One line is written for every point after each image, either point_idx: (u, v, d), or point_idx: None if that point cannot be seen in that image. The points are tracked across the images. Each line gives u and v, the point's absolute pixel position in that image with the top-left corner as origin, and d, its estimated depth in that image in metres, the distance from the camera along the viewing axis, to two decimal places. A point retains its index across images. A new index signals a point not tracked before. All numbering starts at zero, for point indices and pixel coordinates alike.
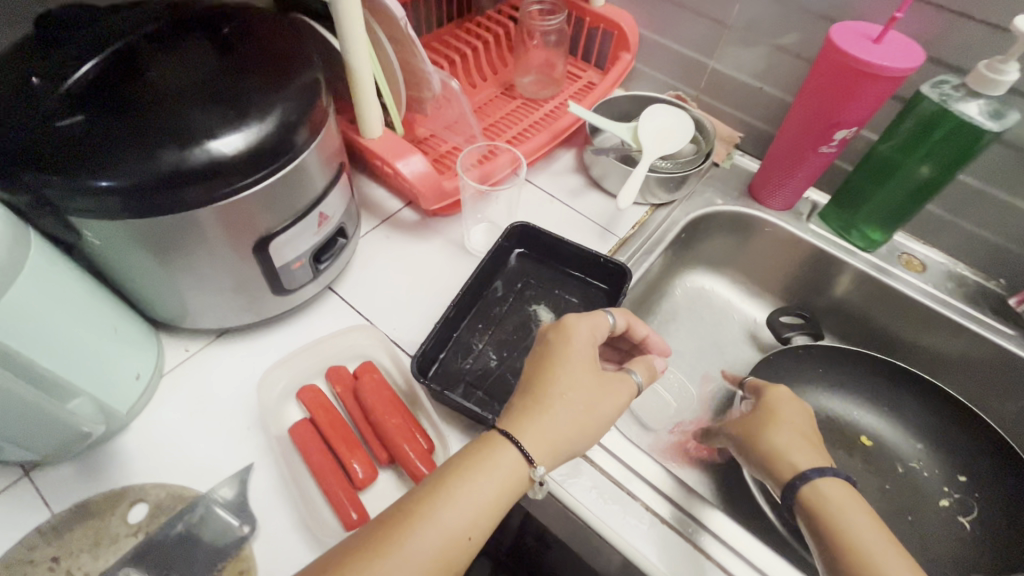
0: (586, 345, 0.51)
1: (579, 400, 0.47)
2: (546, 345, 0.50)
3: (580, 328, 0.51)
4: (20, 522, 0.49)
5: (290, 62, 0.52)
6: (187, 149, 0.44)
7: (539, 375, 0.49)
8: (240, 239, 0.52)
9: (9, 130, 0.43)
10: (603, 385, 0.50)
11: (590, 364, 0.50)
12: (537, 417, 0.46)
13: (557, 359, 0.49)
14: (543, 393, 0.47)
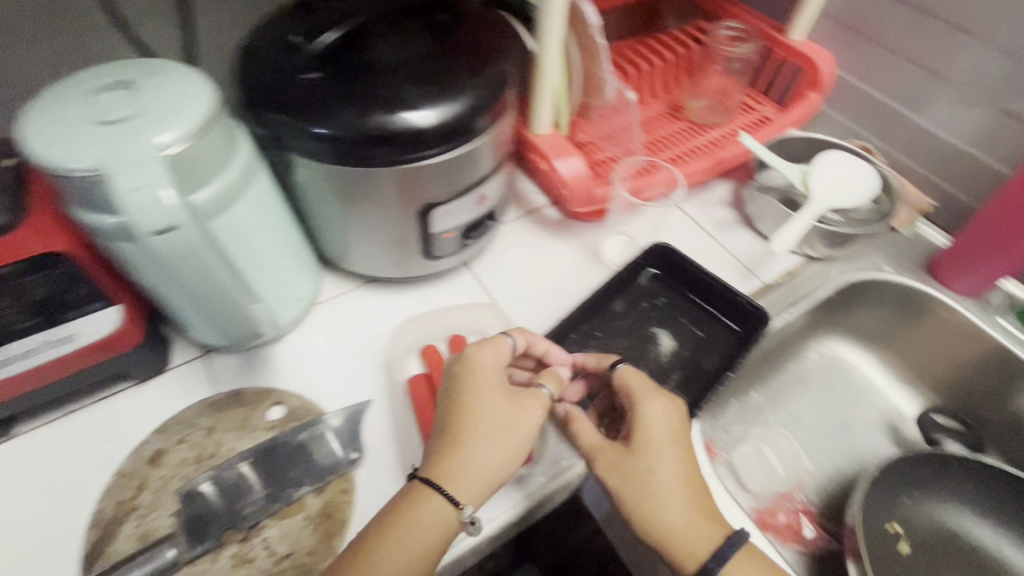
0: (490, 375, 0.53)
1: (483, 423, 0.50)
2: (451, 375, 0.53)
3: (482, 352, 0.54)
4: (193, 391, 0.60)
5: (490, 53, 0.57)
6: (387, 114, 0.50)
7: (449, 404, 0.52)
8: (410, 201, 0.58)
9: (267, 75, 0.52)
10: (523, 416, 0.51)
11: (498, 391, 0.52)
12: (460, 454, 0.49)
13: (470, 389, 0.52)
14: (458, 427, 0.50)
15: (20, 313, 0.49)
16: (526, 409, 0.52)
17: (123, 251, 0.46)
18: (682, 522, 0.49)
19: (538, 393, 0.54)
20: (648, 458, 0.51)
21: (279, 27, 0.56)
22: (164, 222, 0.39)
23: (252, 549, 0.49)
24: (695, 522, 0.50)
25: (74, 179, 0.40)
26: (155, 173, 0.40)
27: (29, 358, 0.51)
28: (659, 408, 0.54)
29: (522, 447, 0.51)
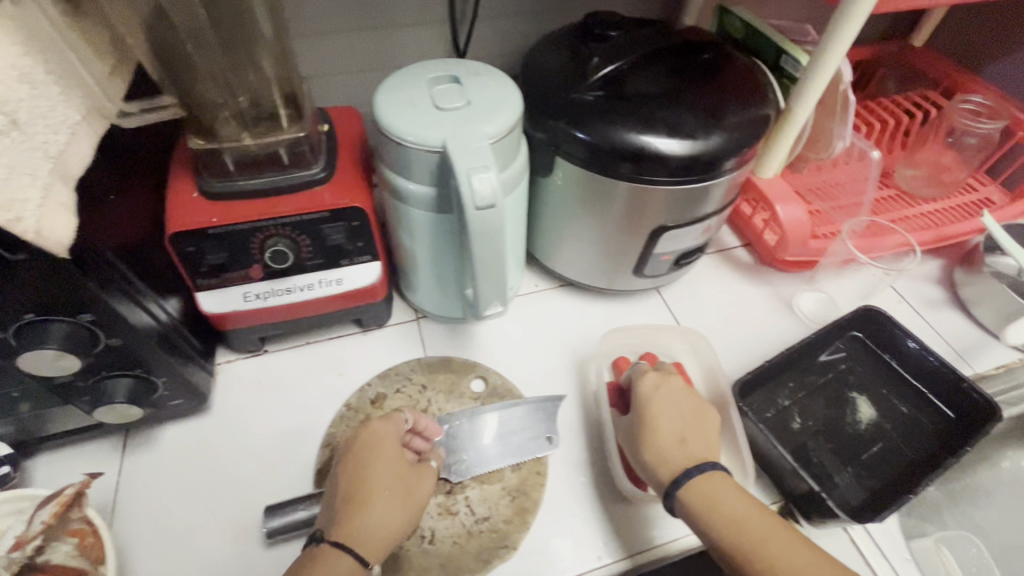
0: (393, 440, 0.52)
1: (387, 494, 0.48)
2: (355, 449, 0.51)
3: (382, 427, 0.52)
4: (409, 349, 0.67)
5: (752, 93, 0.59)
6: (662, 137, 0.54)
7: (355, 470, 0.49)
8: (639, 220, 0.61)
9: (554, 86, 0.58)
10: (406, 485, 0.49)
11: (399, 463, 0.50)
12: (356, 511, 0.46)
13: (369, 450, 0.50)
14: (357, 476, 0.49)
15: (313, 251, 0.57)
16: (416, 480, 0.50)
17: (412, 213, 0.54)
18: (727, 489, 0.46)
19: (426, 471, 0.51)
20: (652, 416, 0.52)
21: (560, 48, 0.63)
22: (486, 201, 0.44)
23: (456, 502, 0.54)
24: (690, 454, 0.49)
25: (405, 146, 0.48)
26: (485, 158, 0.45)
27: (306, 291, 0.59)
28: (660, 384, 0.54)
29: (406, 501, 0.48)
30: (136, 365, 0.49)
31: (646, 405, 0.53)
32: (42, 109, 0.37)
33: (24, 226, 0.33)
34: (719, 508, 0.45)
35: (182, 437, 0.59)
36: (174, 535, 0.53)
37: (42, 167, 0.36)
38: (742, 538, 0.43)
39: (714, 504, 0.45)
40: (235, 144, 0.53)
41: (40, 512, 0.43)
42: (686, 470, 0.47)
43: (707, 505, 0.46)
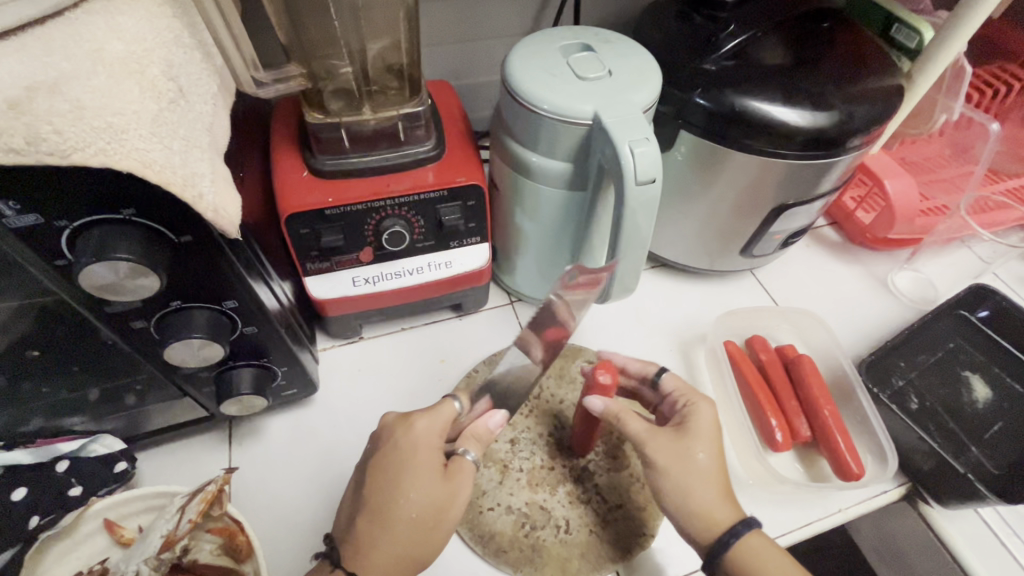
0: (427, 443, 0.45)
1: (413, 513, 0.43)
2: (380, 452, 0.45)
3: (414, 424, 0.45)
4: (507, 334, 0.64)
5: (880, 63, 0.56)
6: (804, 109, 0.51)
7: (378, 479, 0.44)
8: (754, 198, 0.58)
9: (680, 57, 0.55)
10: (443, 492, 0.44)
11: (433, 466, 0.44)
12: (368, 532, 0.42)
13: (395, 457, 0.44)
14: (375, 492, 0.43)
15: (426, 232, 0.54)
16: (451, 484, 0.44)
17: (536, 188, 0.52)
18: (760, 543, 0.44)
19: (465, 466, 0.45)
20: (663, 465, 0.46)
21: (665, 18, 0.60)
22: (647, 174, 0.42)
23: (585, 490, 0.52)
24: (722, 508, 0.45)
25: (540, 115, 0.45)
26: (642, 129, 0.43)
27: (416, 275, 0.56)
28: (680, 439, 0.47)
29: (436, 519, 0.43)
30: (259, 354, 0.46)
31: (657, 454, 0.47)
32: (197, 78, 0.34)
33: (205, 205, 0.30)
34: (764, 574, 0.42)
35: (288, 427, 0.56)
36: (297, 530, 0.50)
37: (208, 140, 0.33)
38: None
39: (744, 559, 0.43)
40: (353, 118, 0.50)
41: (186, 511, 0.41)
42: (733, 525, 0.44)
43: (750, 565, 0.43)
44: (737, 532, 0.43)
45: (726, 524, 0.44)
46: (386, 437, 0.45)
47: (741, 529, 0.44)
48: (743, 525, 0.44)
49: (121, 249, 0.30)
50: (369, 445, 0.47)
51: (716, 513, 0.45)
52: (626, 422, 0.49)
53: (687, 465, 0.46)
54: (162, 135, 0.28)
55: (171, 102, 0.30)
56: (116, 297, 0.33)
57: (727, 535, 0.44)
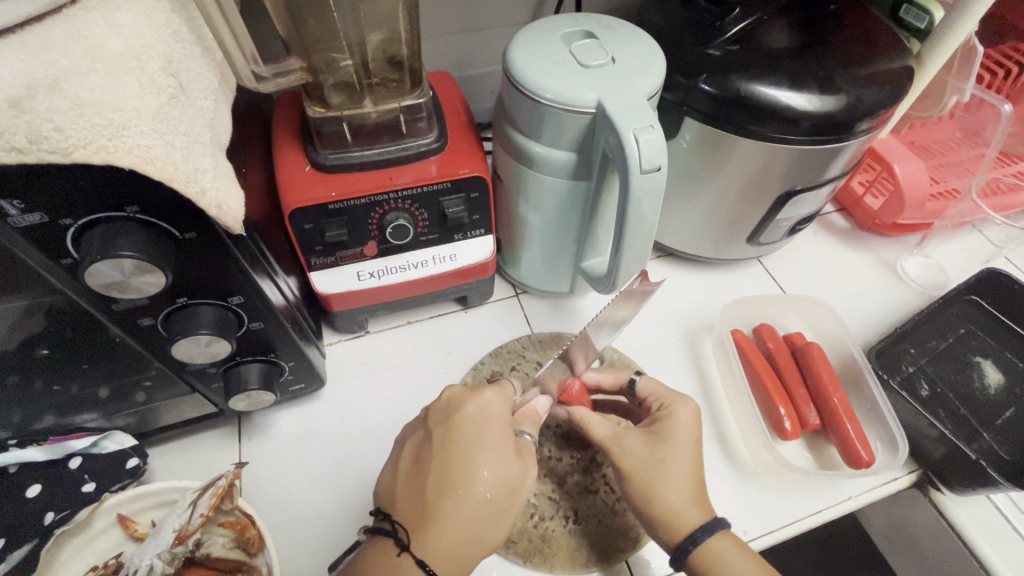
0: (501, 422, 0.45)
1: (488, 491, 0.41)
2: (442, 431, 0.44)
3: (485, 398, 0.46)
4: (513, 326, 0.64)
5: (891, 45, 0.55)
6: (810, 93, 0.50)
7: (450, 456, 0.42)
8: (762, 184, 0.58)
9: (685, 43, 0.54)
10: (516, 469, 0.43)
11: (508, 443, 0.44)
12: (440, 512, 0.40)
13: (468, 433, 0.43)
14: (446, 468, 0.42)
15: (429, 226, 0.54)
16: (524, 462, 0.44)
17: (539, 179, 0.51)
18: (726, 547, 0.43)
19: (522, 443, 0.45)
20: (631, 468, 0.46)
21: (668, 3, 0.59)
22: (652, 163, 0.41)
23: (594, 480, 0.52)
24: (688, 511, 0.44)
25: (542, 105, 0.45)
26: (647, 117, 0.42)
27: (420, 268, 0.56)
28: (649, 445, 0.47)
29: (509, 499, 0.42)
30: (266, 350, 0.46)
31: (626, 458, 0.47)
32: (197, 72, 0.33)
33: (208, 200, 0.30)
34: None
35: (297, 422, 0.57)
36: (307, 524, 0.51)
37: (209, 135, 0.32)
38: None
39: (707, 560, 0.43)
40: (354, 112, 0.50)
41: (197, 505, 0.41)
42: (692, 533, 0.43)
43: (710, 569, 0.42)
44: (696, 538, 0.43)
45: (690, 527, 0.44)
46: (454, 412, 0.45)
47: (699, 534, 0.43)
48: (705, 529, 0.43)
49: (125, 247, 0.30)
50: (430, 421, 0.46)
51: (681, 516, 0.44)
52: (591, 426, 0.50)
53: (656, 469, 0.45)
54: (163, 131, 0.28)
55: (172, 98, 0.29)
56: (122, 294, 0.33)
57: (688, 539, 0.43)
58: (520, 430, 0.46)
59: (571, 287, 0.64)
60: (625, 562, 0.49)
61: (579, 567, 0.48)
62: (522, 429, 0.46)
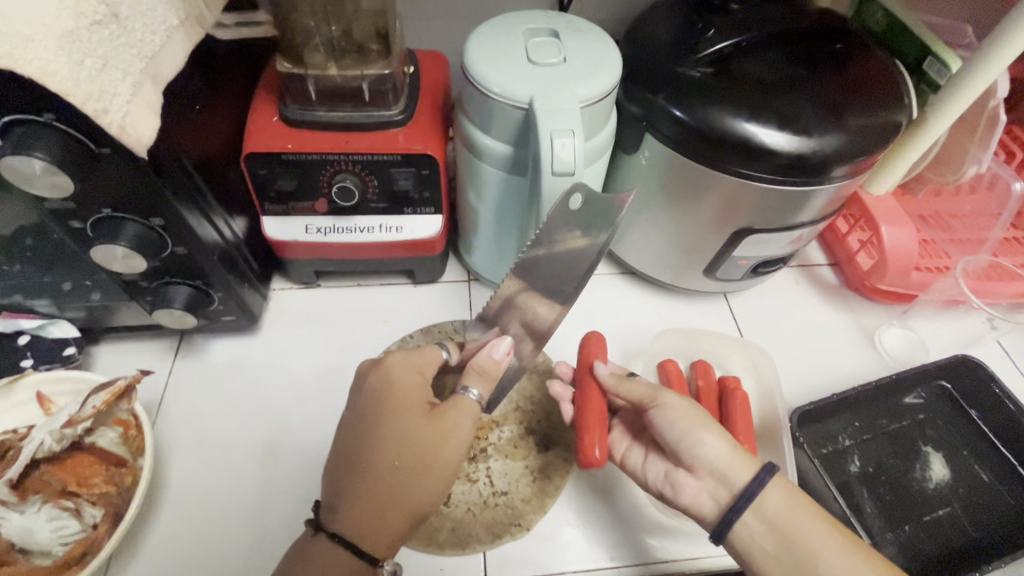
0: (411, 392, 0.44)
1: (392, 461, 0.41)
2: (356, 409, 0.44)
3: (390, 367, 0.45)
4: (454, 309, 0.66)
5: (886, 96, 0.51)
6: (773, 129, 0.48)
7: (360, 432, 0.43)
8: (721, 217, 0.56)
9: (661, 62, 0.53)
10: (427, 432, 0.42)
11: (416, 406, 0.43)
12: (352, 486, 0.41)
13: (374, 408, 0.43)
14: (355, 444, 0.42)
15: (379, 195, 0.57)
16: (438, 423, 0.42)
17: (482, 168, 0.52)
18: (780, 499, 0.42)
19: (461, 402, 0.44)
20: (669, 405, 0.47)
21: (667, 17, 0.57)
22: (564, 167, 0.41)
23: (476, 470, 0.53)
24: (739, 464, 0.43)
25: (483, 94, 0.45)
26: (572, 122, 0.42)
27: (366, 233, 0.59)
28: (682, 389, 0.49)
29: (423, 462, 0.41)
30: (196, 276, 0.50)
31: (661, 395, 0.48)
32: (144, 6, 0.37)
33: (109, 119, 0.33)
34: (786, 514, 0.41)
35: (229, 351, 0.61)
36: (207, 444, 0.55)
37: (135, 64, 0.36)
38: (809, 540, 0.40)
39: (771, 500, 0.42)
40: (319, 73, 0.52)
41: (92, 397, 0.46)
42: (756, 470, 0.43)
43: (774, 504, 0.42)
44: (761, 480, 0.42)
45: (748, 477, 0.43)
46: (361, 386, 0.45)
47: (764, 475, 0.42)
48: (766, 471, 0.43)
49: (40, 148, 0.34)
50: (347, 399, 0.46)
51: (734, 465, 0.43)
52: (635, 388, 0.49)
53: (671, 422, 0.46)
54: (71, 51, 0.31)
55: (95, 24, 0.33)
56: (33, 190, 0.37)
57: (754, 479, 0.42)
58: (466, 386, 0.44)
59: None
60: (481, 553, 0.49)
61: (434, 546, 0.49)
62: (466, 385, 0.44)
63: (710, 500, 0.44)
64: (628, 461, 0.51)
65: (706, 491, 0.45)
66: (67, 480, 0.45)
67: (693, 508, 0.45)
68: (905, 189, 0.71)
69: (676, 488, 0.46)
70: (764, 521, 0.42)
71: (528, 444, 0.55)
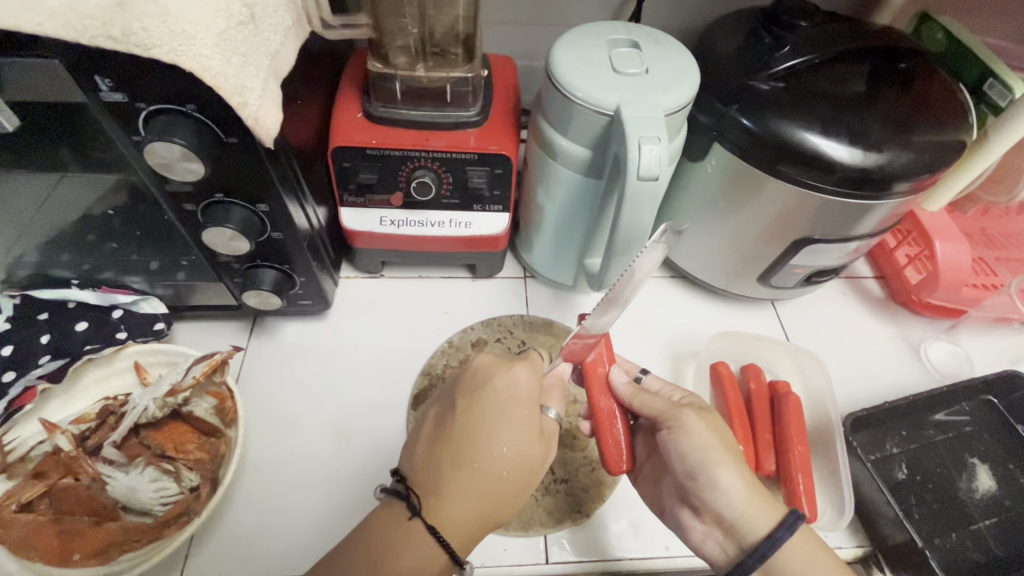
0: (528, 401, 0.43)
1: (504, 467, 0.41)
2: (469, 402, 0.43)
3: (517, 372, 0.44)
4: (513, 304, 0.68)
5: (950, 115, 0.53)
6: (844, 143, 0.50)
7: (477, 425, 0.42)
8: (781, 227, 0.58)
9: (734, 75, 0.55)
10: (537, 451, 0.42)
11: (531, 420, 0.43)
12: (455, 482, 0.40)
13: (493, 409, 0.42)
14: (467, 438, 0.41)
15: (452, 191, 0.59)
16: (544, 444, 0.43)
17: (557, 170, 0.55)
18: (802, 558, 0.41)
19: (548, 423, 0.45)
20: (682, 431, 0.45)
21: (734, 32, 0.59)
22: (649, 171, 0.43)
23: None
24: (754, 517, 0.42)
25: (570, 100, 0.48)
26: (656, 129, 0.45)
27: (436, 227, 0.61)
28: (700, 413, 0.47)
29: (524, 477, 0.42)
30: (283, 261, 0.53)
31: (680, 416, 0.46)
32: (272, 9, 0.40)
33: (247, 111, 0.36)
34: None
35: (300, 334, 0.64)
36: (281, 421, 0.57)
37: (266, 62, 0.39)
38: None
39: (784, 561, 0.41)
40: (408, 73, 0.56)
41: (192, 368, 0.49)
42: (772, 531, 0.42)
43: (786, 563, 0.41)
44: (777, 541, 0.41)
45: (763, 533, 0.42)
46: (485, 385, 0.43)
47: (780, 536, 0.41)
48: (782, 532, 0.41)
49: (179, 135, 0.37)
50: (459, 387, 0.44)
51: (746, 519, 0.43)
52: (648, 400, 0.49)
53: (687, 448, 0.45)
54: (223, 48, 0.34)
55: (239, 24, 0.36)
56: (170, 175, 0.40)
57: (766, 543, 0.41)
58: (547, 407, 0.46)
59: (574, 282, 0.67)
60: (542, 536, 0.52)
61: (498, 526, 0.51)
62: (548, 406, 0.46)
63: (717, 547, 0.45)
64: (642, 484, 0.52)
65: (713, 536, 0.45)
66: (164, 445, 0.49)
67: (700, 549, 0.46)
68: (955, 207, 0.72)
69: (685, 527, 0.47)
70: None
71: (587, 435, 0.57)
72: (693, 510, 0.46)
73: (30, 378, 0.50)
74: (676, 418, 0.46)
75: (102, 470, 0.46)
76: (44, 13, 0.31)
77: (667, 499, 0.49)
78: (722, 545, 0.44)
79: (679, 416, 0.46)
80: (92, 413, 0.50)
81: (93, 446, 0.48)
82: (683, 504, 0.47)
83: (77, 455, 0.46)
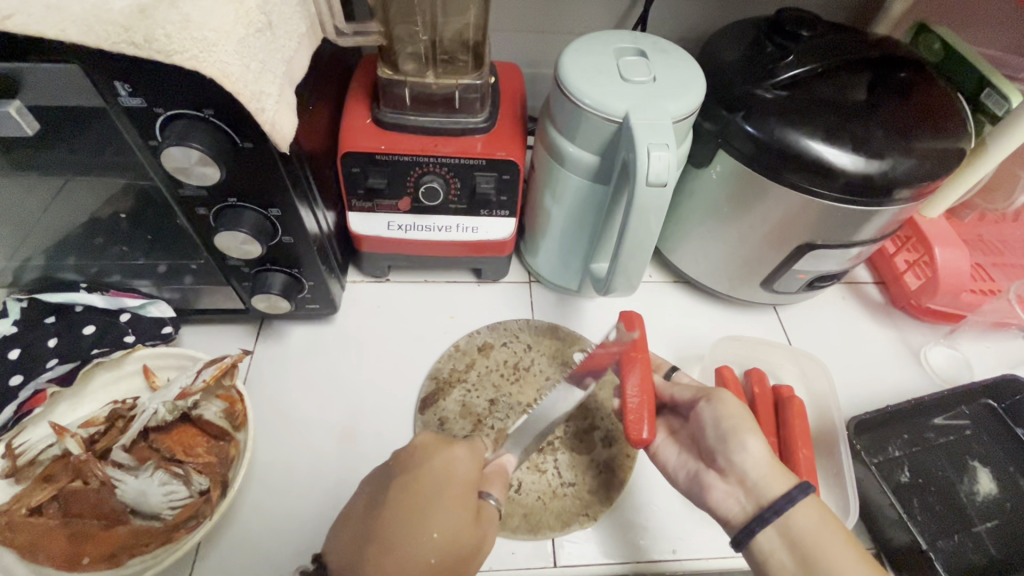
0: (462, 485, 0.42)
1: (433, 554, 0.37)
2: (400, 485, 0.42)
3: (454, 452, 0.43)
4: (519, 308, 0.69)
5: (948, 123, 0.54)
6: (847, 150, 0.51)
7: (409, 503, 0.40)
8: (785, 232, 0.58)
9: (739, 83, 0.56)
10: (471, 535, 0.39)
11: (467, 503, 0.41)
12: (379, 565, 0.37)
13: (424, 490, 0.41)
14: (396, 520, 0.39)
15: (459, 196, 0.60)
16: (480, 529, 0.40)
17: (565, 176, 0.55)
18: (816, 520, 0.42)
19: (486, 509, 0.43)
20: (722, 401, 0.50)
21: (736, 42, 0.61)
22: (658, 178, 0.44)
23: (545, 462, 0.56)
24: (773, 478, 0.44)
25: (580, 107, 0.49)
26: (665, 137, 0.45)
27: (443, 232, 0.62)
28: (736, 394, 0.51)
29: (456, 566, 0.38)
30: (293, 264, 0.53)
31: (716, 392, 0.51)
32: (288, 16, 0.41)
33: (264, 116, 0.37)
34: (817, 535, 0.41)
35: (307, 338, 0.64)
36: (289, 424, 0.58)
37: (282, 68, 0.39)
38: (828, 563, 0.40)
39: (800, 524, 0.42)
40: (418, 80, 0.56)
41: (202, 372, 0.50)
42: (789, 491, 0.43)
43: (801, 526, 0.42)
44: (793, 497, 0.43)
45: (778, 493, 0.44)
46: (420, 464, 0.43)
47: (796, 494, 0.43)
48: (799, 491, 0.43)
49: (196, 140, 0.38)
50: (394, 469, 0.44)
51: (767, 478, 0.45)
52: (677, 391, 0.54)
53: (724, 414, 0.49)
54: (243, 55, 0.35)
55: (258, 30, 0.36)
56: (186, 179, 0.41)
57: (783, 499, 0.43)
58: (486, 491, 0.44)
59: (578, 289, 0.68)
60: (550, 539, 0.52)
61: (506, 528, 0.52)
62: (489, 491, 0.44)
63: (736, 507, 0.46)
64: (660, 454, 0.54)
65: (735, 497, 0.46)
66: (174, 449, 0.49)
67: (718, 509, 0.47)
68: (952, 214, 0.73)
69: (705, 488, 0.48)
70: (791, 542, 0.42)
71: (593, 439, 0.58)
72: (717, 473, 0.48)
73: (40, 381, 0.49)
74: (714, 394, 0.51)
75: (112, 474, 0.46)
76: (68, 19, 0.31)
77: (692, 464, 0.51)
78: (740, 505, 0.46)
79: (717, 391, 0.51)
80: (101, 417, 0.50)
81: (101, 450, 0.48)
82: (707, 467, 0.49)
83: (86, 459, 0.46)
